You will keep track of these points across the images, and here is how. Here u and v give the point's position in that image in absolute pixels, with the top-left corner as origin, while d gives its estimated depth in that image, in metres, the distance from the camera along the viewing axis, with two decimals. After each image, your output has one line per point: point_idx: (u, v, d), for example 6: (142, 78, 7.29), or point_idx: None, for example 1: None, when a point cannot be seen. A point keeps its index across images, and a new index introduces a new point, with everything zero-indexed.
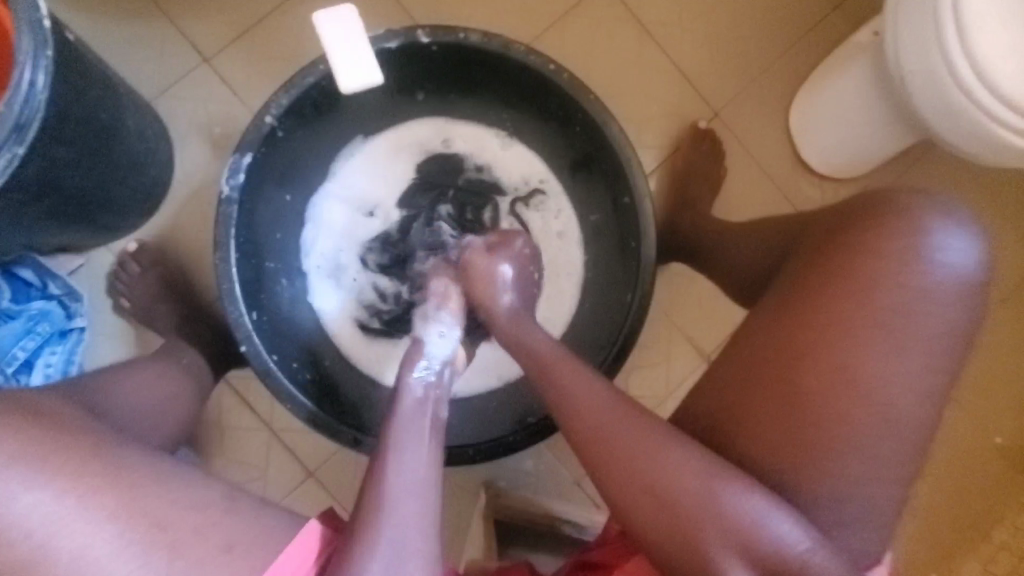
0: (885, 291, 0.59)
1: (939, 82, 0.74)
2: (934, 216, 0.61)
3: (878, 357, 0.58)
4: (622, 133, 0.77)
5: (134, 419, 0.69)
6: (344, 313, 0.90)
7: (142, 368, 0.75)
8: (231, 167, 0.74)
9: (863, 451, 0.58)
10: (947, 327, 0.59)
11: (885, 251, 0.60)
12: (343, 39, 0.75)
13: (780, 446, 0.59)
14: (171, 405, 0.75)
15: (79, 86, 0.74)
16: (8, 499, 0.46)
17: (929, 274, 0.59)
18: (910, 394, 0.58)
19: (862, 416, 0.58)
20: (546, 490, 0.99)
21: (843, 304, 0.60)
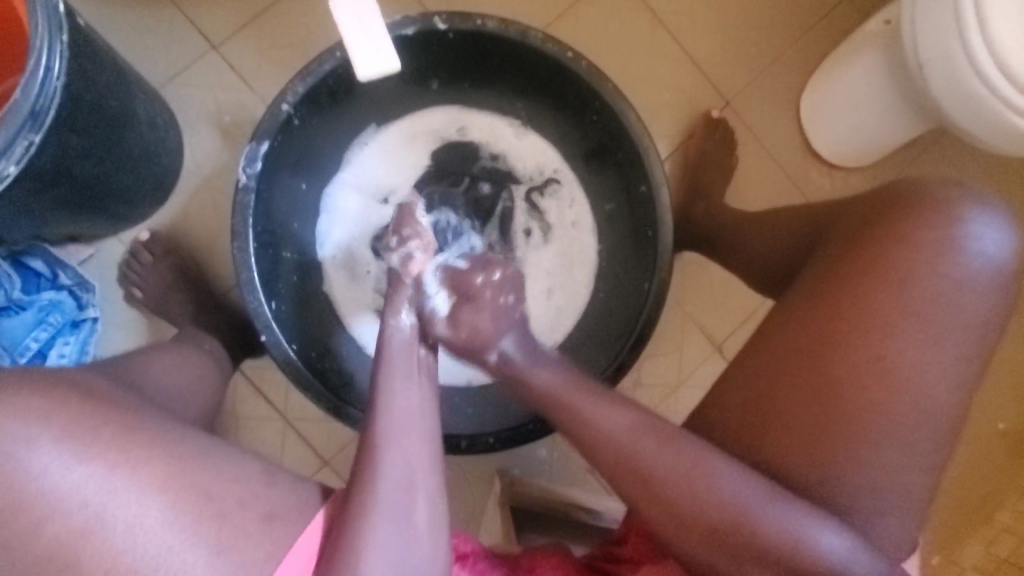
0: (909, 280, 0.60)
1: (957, 71, 0.74)
2: (955, 203, 0.61)
3: (900, 344, 0.59)
4: (640, 121, 0.77)
5: (170, 397, 0.68)
6: (360, 302, 0.90)
7: (166, 352, 0.75)
8: (248, 155, 0.73)
9: (886, 437, 0.59)
10: (971, 315, 0.59)
11: (908, 239, 0.60)
12: (358, 26, 0.73)
13: (803, 431, 0.60)
14: (198, 386, 0.74)
15: (92, 72, 0.73)
16: (43, 475, 0.45)
17: (952, 261, 0.60)
18: (932, 380, 0.59)
19: (888, 404, 0.59)
20: (560, 477, 1.00)
21: (865, 291, 0.60)
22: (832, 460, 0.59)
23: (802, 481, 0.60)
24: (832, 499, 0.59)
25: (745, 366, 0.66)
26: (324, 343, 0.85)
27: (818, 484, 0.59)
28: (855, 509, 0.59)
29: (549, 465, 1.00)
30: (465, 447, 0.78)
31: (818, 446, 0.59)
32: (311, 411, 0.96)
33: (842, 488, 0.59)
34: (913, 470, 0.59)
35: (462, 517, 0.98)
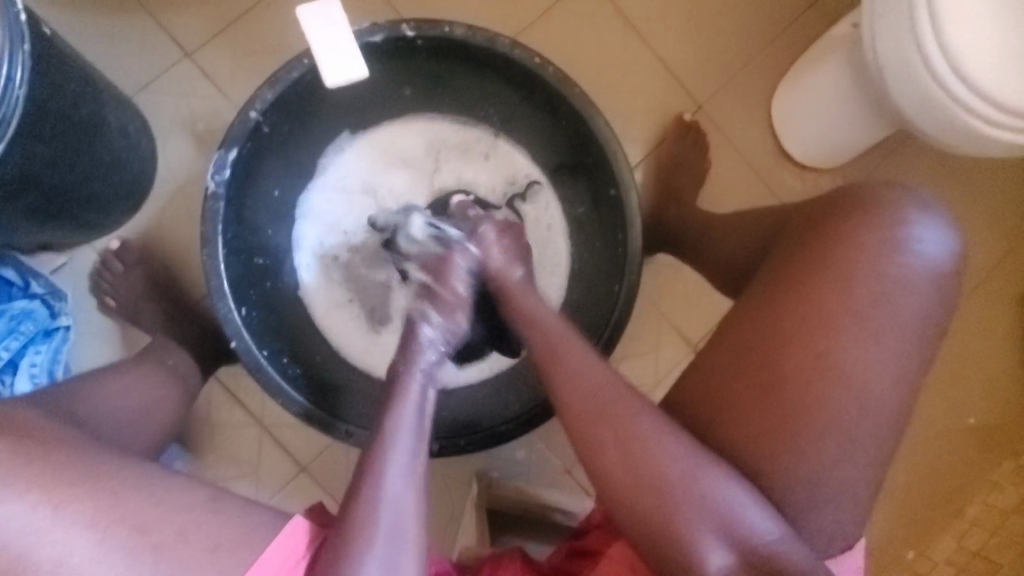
0: (866, 281, 0.61)
1: (914, 74, 0.76)
2: (905, 207, 0.63)
3: (856, 345, 0.60)
4: (607, 126, 0.78)
5: (116, 425, 0.69)
6: (333, 306, 0.91)
7: (125, 373, 0.75)
8: (217, 163, 0.73)
9: (842, 435, 0.60)
10: (921, 314, 0.61)
11: (862, 242, 0.62)
12: (323, 33, 0.75)
13: (764, 430, 0.61)
14: (156, 405, 0.75)
15: (58, 82, 0.73)
16: None
17: (903, 262, 0.61)
18: (887, 378, 0.60)
19: (844, 401, 0.60)
20: (537, 479, 1.01)
21: (823, 292, 0.61)
22: (791, 458, 0.60)
23: (762, 479, 0.61)
24: (787, 495, 0.61)
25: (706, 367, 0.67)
26: (298, 349, 0.85)
27: (776, 481, 0.60)
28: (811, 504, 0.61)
29: (526, 467, 1.01)
30: (436, 451, 0.79)
31: (777, 444, 0.60)
32: (287, 418, 0.96)
33: (799, 485, 0.61)
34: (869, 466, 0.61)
35: (439, 521, 0.99)
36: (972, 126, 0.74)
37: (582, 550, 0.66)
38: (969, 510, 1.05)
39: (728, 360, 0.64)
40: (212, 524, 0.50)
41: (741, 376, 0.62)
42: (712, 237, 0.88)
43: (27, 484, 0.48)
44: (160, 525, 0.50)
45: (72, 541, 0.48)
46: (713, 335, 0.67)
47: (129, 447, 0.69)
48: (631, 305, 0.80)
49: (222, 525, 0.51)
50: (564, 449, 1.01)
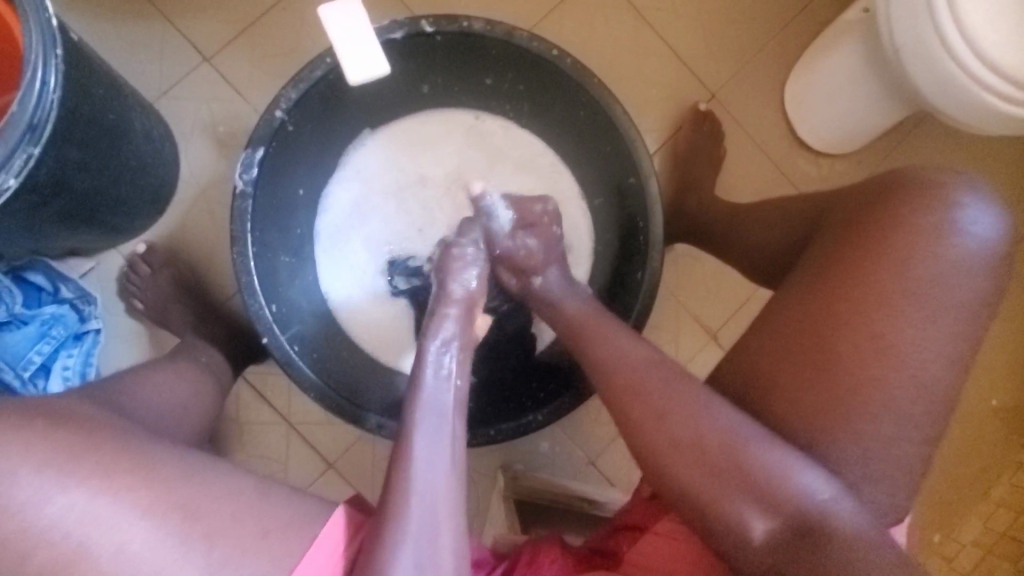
0: (906, 261, 0.61)
1: (932, 53, 0.76)
2: (949, 190, 0.63)
3: (900, 325, 0.61)
4: (626, 114, 0.78)
5: (163, 417, 0.68)
6: (361, 303, 0.93)
7: (161, 369, 0.75)
8: (244, 161, 0.74)
9: (889, 416, 0.60)
10: (963, 290, 0.61)
11: (904, 225, 0.62)
12: (344, 31, 0.76)
13: (812, 411, 0.62)
14: (194, 401, 0.74)
15: (86, 85, 0.74)
16: (44, 500, 0.47)
17: (939, 241, 0.62)
18: (928, 355, 0.60)
19: (882, 376, 0.60)
20: (562, 470, 1.01)
21: (866, 275, 0.62)
22: (828, 432, 0.61)
23: (811, 460, 0.62)
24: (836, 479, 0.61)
25: (745, 353, 0.68)
26: (327, 346, 0.86)
27: (822, 459, 0.61)
28: (859, 483, 0.61)
29: (552, 458, 1.02)
30: (468, 441, 0.79)
31: (822, 423, 0.61)
32: (314, 415, 0.97)
33: (842, 465, 0.61)
34: (906, 442, 0.61)
35: (468, 514, 0.99)
36: (996, 104, 0.75)
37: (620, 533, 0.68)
38: (995, 491, 1.06)
39: (772, 347, 0.65)
40: (256, 513, 0.51)
41: (789, 362, 0.63)
42: (741, 226, 0.88)
43: (81, 472, 0.49)
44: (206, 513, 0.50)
45: (125, 530, 0.48)
46: (756, 324, 0.69)
47: (177, 434, 0.69)
48: (656, 291, 0.80)
49: (266, 515, 0.51)
50: (589, 439, 1.02)
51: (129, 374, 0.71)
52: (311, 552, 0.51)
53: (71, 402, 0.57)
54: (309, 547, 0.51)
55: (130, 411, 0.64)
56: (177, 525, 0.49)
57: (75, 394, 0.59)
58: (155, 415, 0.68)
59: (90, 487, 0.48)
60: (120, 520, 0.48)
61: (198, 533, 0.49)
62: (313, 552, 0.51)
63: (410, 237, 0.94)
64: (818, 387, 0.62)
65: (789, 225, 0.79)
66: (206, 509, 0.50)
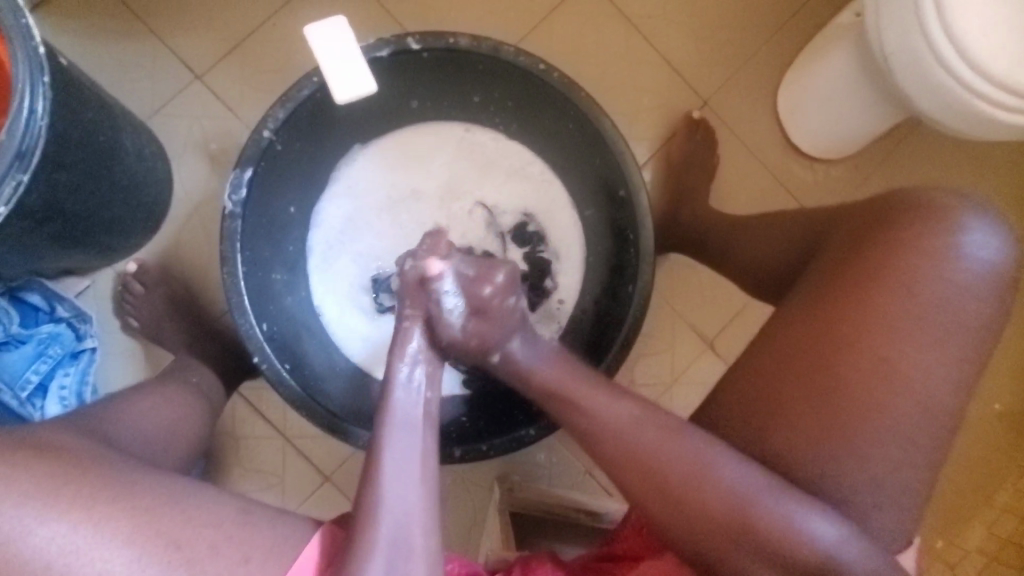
0: (911, 282, 0.61)
1: (921, 61, 0.76)
2: (955, 212, 0.63)
3: (903, 346, 0.60)
4: (614, 127, 0.79)
5: (149, 445, 0.69)
6: (354, 318, 0.93)
7: (150, 394, 0.75)
8: (233, 182, 0.74)
9: (890, 438, 0.60)
10: (969, 314, 0.61)
11: (909, 246, 0.62)
12: (331, 49, 0.76)
13: (813, 431, 0.61)
14: (181, 424, 0.75)
15: (76, 107, 0.75)
16: (25, 532, 0.48)
17: (943, 263, 0.61)
18: (929, 376, 0.60)
19: (877, 395, 0.60)
20: (558, 481, 1.01)
21: (870, 295, 0.62)
22: (829, 451, 0.61)
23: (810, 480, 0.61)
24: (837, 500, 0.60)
25: (745, 370, 0.67)
26: (320, 361, 0.87)
27: (821, 478, 0.61)
28: (852, 500, 0.60)
29: (548, 468, 1.02)
30: (460, 457, 0.79)
31: (822, 444, 0.61)
32: (309, 429, 0.98)
33: (843, 486, 0.60)
34: (900, 458, 0.60)
35: (465, 527, 0.99)
36: (988, 112, 0.74)
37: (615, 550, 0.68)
38: (998, 497, 1.05)
39: (772, 365, 0.65)
40: (238, 542, 0.52)
41: (789, 380, 0.63)
42: (738, 239, 0.88)
43: (61, 506, 0.49)
44: (192, 539, 0.51)
45: (107, 560, 0.48)
46: (757, 341, 0.69)
47: (162, 461, 0.69)
48: (646, 303, 0.80)
49: (246, 544, 0.52)
50: (585, 449, 1.02)
51: (116, 400, 0.71)
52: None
53: (54, 432, 0.57)
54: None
55: (117, 440, 0.64)
56: (157, 556, 0.49)
57: (61, 424, 0.59)
58: (143, 442, 0.68)
59: (71, 520, 0.49)
60: (99, 554, 0.48)
61: (178, 562, 0.50)
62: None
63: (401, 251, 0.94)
64: (810, 403, 0.62)
65: (790, 240, 0.78)
66: (186, 539, 0.51)
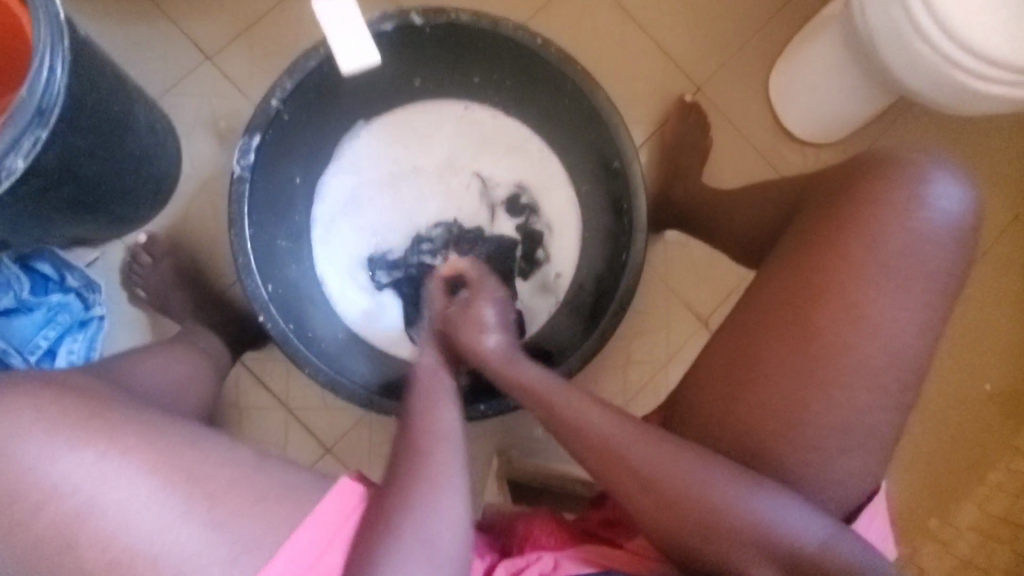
0: (883, 231, 0.63)
1: (904, 35, 0.79)
2: (923, 165, 0.66)
3: (877, 294, 0.63)
4: (609, 100, 0.81)
5: (162, 396, 0.71)
6: (354, 289, 0.95)
7: (158, 353, 0.77)
8: (241, 148, 0.77)
9: (869, 381, 0.62)
10: (938, 261, 0.63)
11: (882, 198, 0.65)
12: (337, 20, 0.79)
13: (794, 377, 0.63)
14: (192, 382, 0.77)
15: (92, 76, 0.78)
16: (45, 459, 0.50)
17: (918, 214, 0.64)
18: (903, 320, 0.63)
19: (857, 342, 0.62)
20: (556, 455, 1.03)
21: (846, 246, 0.64)
22: (809, 397, 0.63)
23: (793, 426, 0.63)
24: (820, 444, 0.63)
25: (729, 323, 0.69)
26: (323, 328, 0.89)
27: (806, 424, 0.63)
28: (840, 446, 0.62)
29: (546, 443, 1.03)
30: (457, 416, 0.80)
31: (804, 390, 0.63)
32: (311, 400, 1.00)
33: (823, 429, 0.63)
34: (879, 406, 0.63)
35: None
36: (970, 85, 0.77)
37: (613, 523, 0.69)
38: (991, 475, 1.07)
39: (754, 317, 0.67)
40: (248, 481, 0.53)
41: (771, 332, 0.65)
42: (725, 210, 0.90)
43: (78, 439, 0.51)
44: (204, 472, 0.53)
45: (121, 489, 0.50)
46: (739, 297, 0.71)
47: (177, 411, 0.71)
48: (641, 271, 0.83)
49: (258, 482, 0.53)
50: None
51: (131, 356, 0.74)
52: (312, 520, 0.53)
53: (71, 376, 0.59)
54: (311, 516, 0.53)
55: (125, 390, 0.66)
56: (171, 486, 0.51)
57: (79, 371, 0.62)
58: (157, 393, 0.71)
59: (86, 450, 0.51)
60: (112, 483, 0.50)
61: (190, 493, 0.51)
62: (312, 520, 0.53)
63: (399, 225, 0.97)
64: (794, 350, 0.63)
65: (773, 206, 0.81)
66: (199, 471, 0.52)
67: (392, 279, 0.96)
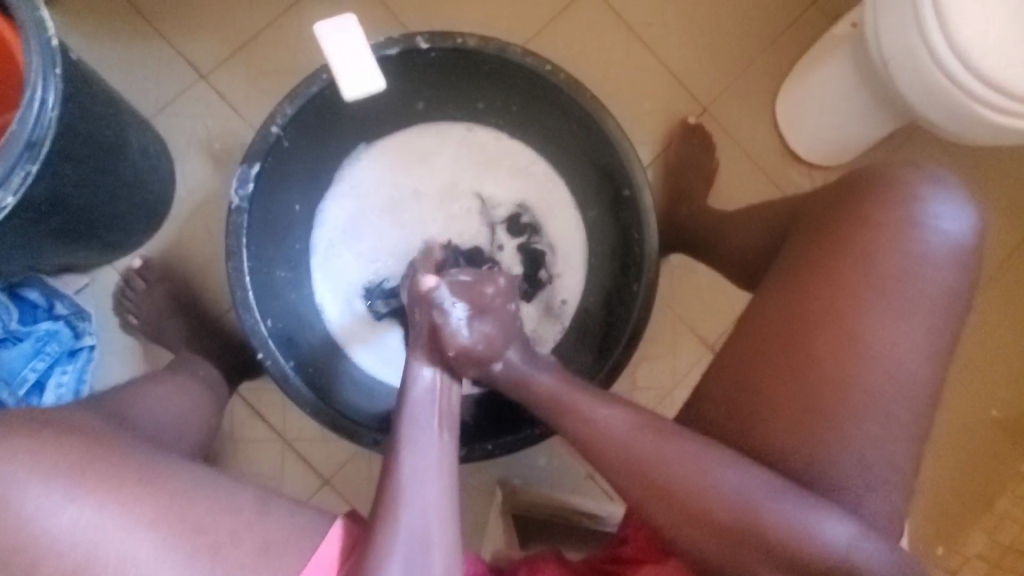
0: (879, 256, 0.62)
1: (920, 64, 0.78)
2: (920, 185, 0.64)
3: (877, 321, 0.61)
4: (618, 127, 0.79)
5: (165, 429, 0.68)
6: (355, 317, 0.93)
7: (160, 382, 0.75)
8: (240, 177, 0.74)
9: (878, 414, 0.60)
10: (939, 284, 0.62)
11: (877, 221, 0.63)
12: (341, 45, 0.77)
13: (797, 411, 0.61)
14: (195, 413, 0.74)
15: (84, 102, 0.75)
16: (54, 511, 0.47)
17: (918, 239, 0.62)
18: (909, 349, 0.60)
19: (860, 373, 0.60)
20: (560, 485, 1.01)
21: (842, 272, 0.62)
22: (816, 431, 0.60)
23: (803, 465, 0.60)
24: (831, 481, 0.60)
25: (727, 354, 0.67)
26: (323, 361, 0.87)
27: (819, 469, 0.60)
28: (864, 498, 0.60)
29: (550, 473, 1.01)
30: (463, 455, 0.77)
31: (809, 425, 0.60)
32: (310, 431, 0.97)
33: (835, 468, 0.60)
34: (901, 453, 0.61)
35: (467, 532, 0.98)
36: (983, 116, 0.76)
37: (621, 561, 0.65)
38: (999, 504, 1.06)
39: (753, 348, 0.65)
40: (261, 530, 0.50)
41: (769, 364, 0.63)
42: (726, 233, 0.88)
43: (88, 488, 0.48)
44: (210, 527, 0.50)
45: (135, 539, 0.48)
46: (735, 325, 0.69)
47: (177, 446, 0.68)
48: (651, 303, 0.81)
49: (273, 531, 0.50)
50: None
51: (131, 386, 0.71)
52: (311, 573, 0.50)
53: (72, 411, 0.56)
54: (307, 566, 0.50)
55: (131, 422, 0.63)
56: (182, 539, 0.48)
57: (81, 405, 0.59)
58: (159, 427, 0.68)
59: (97, 498, 0.48)
60: (123, 534, 0.48)
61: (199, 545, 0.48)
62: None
63: (402, 251, 0.94)
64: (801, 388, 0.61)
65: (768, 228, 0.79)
66: (210, 523, 0.50)
67: (390, 309, 0.93)
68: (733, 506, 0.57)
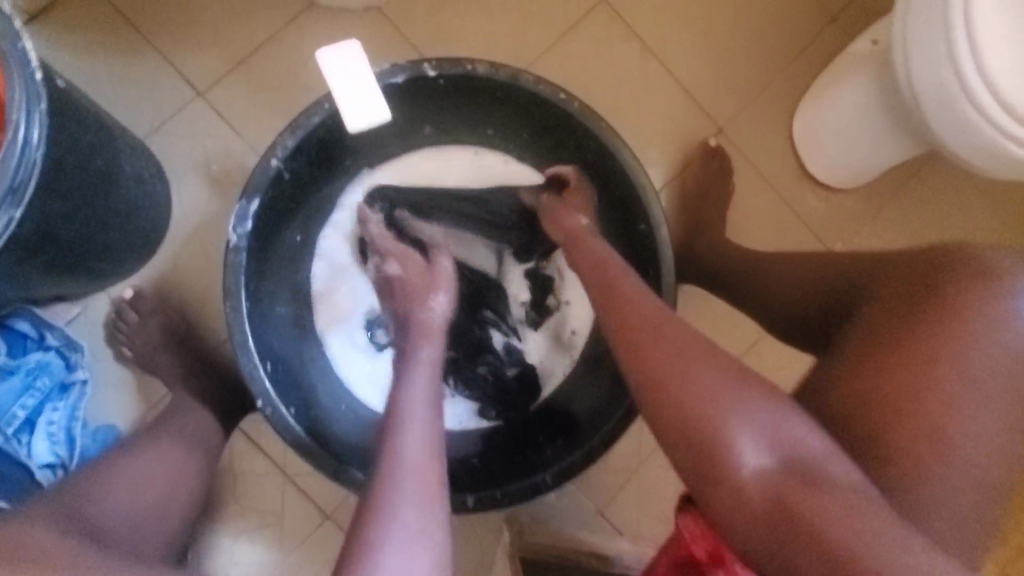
0: (966, 345, 0.59)
1: (951, 97, 0.73)
2: (1010, 274, 0.61)
3: (960, 414, 0.57)
4: (634, 157, 0.76)
5: (139, 519, 0.67)
6: (358, 351, 0.88)
7: (144, 450, 0.73)
8: (238, 214, 0.70)
9: (953, 515, 0.56)
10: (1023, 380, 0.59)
11: (966, 307, 0.60)
12: (343, 71, 0.73)
13: None
14: (177, 488, 0.73)
15: (74, 133, 0.71)
16: None
17: (1006, 331, 0.59)
18: (988, 446, 0.57)
19: (938, 469, 0.56)
20: (568, 520, 0.98)
21: (925, 356, 0.59)
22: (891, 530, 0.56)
23: None
24: None
25: None
26: (325, 400, 0.83)
27: None
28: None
29: (557, 507, 0.98)
30: (472, 506, 0.74)
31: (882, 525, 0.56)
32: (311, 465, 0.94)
33: None
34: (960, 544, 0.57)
35: (473, 568, 0.96)
36: (1020, 159, 0.73)
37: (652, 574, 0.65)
38: None
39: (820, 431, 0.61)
40: None
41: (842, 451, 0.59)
42: (758, 276, 0.84)
43: None
44: None
45: None
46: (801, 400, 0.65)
47: (151, 538, 0.68)
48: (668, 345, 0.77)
49: None
50: (595, 488, 0.99)
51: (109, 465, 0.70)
52: None
53: (38, 529, 0.55)
54: None
55: (100, 525, 0.62)
56: None
57: (47, 517, 0.58)
58: (133, 515, 0.67)
59: None
60: None
61: None
62: None
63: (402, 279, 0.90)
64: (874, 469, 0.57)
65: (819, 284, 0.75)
66: None
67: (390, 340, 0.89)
68: (745, 419, 0.53)
